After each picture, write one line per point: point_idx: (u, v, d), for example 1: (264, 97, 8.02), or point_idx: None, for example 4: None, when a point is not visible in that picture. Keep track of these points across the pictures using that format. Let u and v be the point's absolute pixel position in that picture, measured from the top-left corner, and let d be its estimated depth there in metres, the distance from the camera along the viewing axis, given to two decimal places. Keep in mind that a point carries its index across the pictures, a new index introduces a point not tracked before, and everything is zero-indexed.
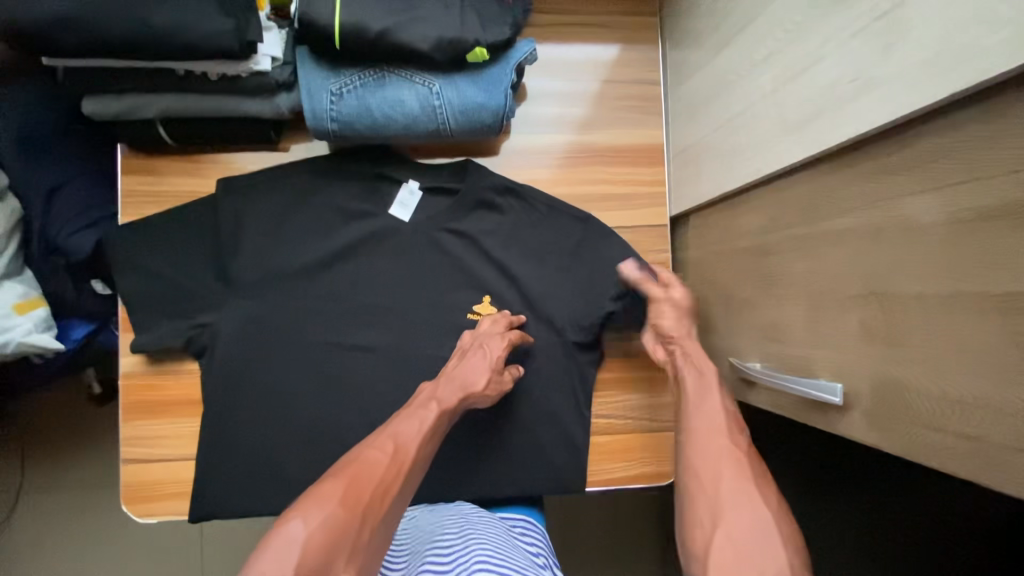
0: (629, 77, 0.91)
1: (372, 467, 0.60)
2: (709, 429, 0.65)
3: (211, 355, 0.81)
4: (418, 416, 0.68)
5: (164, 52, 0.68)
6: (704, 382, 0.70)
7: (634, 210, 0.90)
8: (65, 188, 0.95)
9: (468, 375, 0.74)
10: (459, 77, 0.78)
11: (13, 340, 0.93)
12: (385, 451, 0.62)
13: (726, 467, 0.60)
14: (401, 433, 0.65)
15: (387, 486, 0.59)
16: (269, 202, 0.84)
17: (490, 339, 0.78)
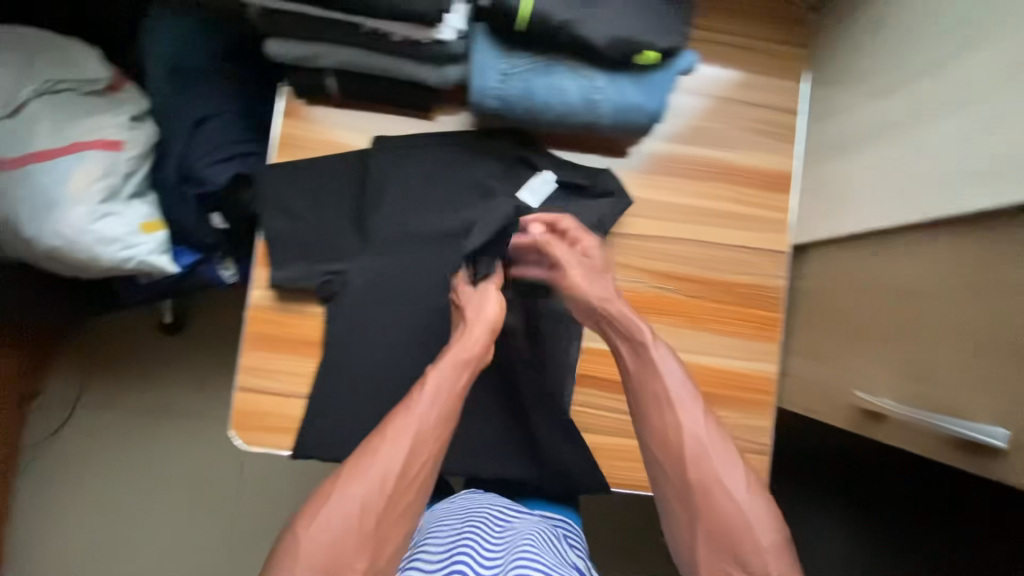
0: (773, 104, 0.93)
1: (387, 468, 0.61)
2: (688, 405, 0.65)
3: (339, 302, 0.84)
4: (429, 403, 0.67)
5: (365, 7, 0.71)
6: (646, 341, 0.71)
7: (759, 233, 0.91)
8: (211, 121, 1.00)
9: (485, 311, 0.78)
10: (624, 77, 0.80)
11: (135, 257, 0.99)
12: (394, 439, 0.63)
13: (699, 449, 0.62)
14: (399, 429, 0.63)
15: (410, 486, 0.62)
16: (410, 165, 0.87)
17: (486, 298, 0.79)
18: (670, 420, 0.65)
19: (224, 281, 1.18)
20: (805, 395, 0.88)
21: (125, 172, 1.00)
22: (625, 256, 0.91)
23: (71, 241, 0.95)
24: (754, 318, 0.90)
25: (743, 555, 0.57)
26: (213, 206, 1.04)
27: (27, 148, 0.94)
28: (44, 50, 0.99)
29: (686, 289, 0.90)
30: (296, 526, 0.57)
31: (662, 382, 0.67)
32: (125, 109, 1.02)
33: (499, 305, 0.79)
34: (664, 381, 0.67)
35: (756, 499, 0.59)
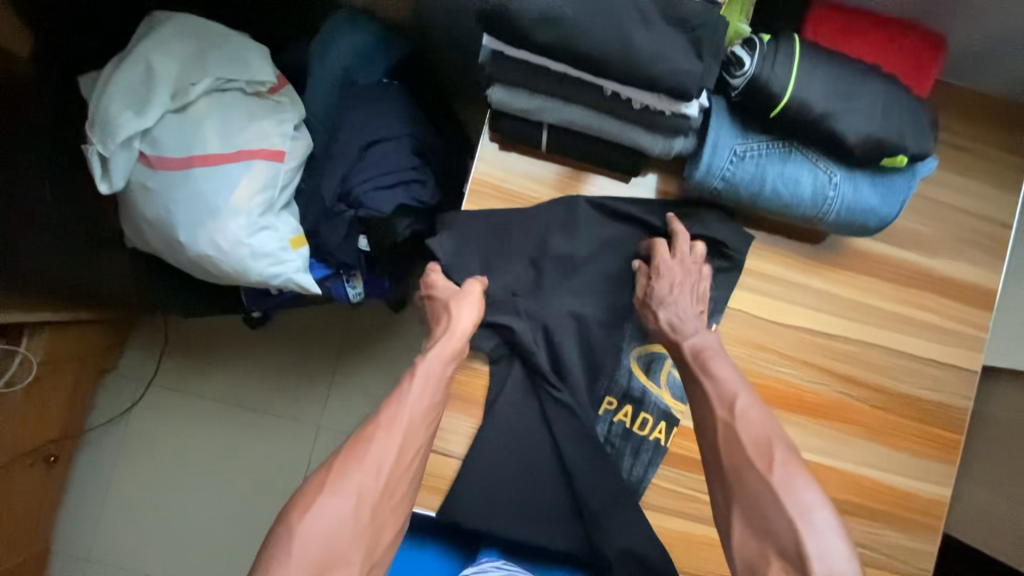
0: (988, 214, 0.87)
1: (380, 460, 0.67)
2: (723, 398, 0.70)
3: (513, 365, 0.82)
4: (412, 399, 0.72)
5: (621, 76, 0.67)
6: (710, 359, 0.73)
7: (952, 348, 0.86)
8: (383, 144, 0.95)
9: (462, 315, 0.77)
10: (860, 175, 0.76)
11: (283, 275, 0.94)
12: (386, 434, 0.68)
13: (735, 438, 0.67)
14: (391, 421, 0.70)
15: (395, 480, 0.68)
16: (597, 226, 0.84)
17: (467, 299, 0.78)
18: (707, 412, 0.70)
19: (348, 298, 1.13)
20: (986, 529, 0.83)
21: (282, 184, 0.95)
22: (811, 355, 0.85)
23: (224, 252, 0.90)
24: (933, 436, 0.86)
25: (777, 534, 0.60)
26: (365, 229, 0.99)
27: (193, 151, 0.89)
28: (216, 45, 0.93)
29: (870, 398, 0.85)
30: (285, 520, 0.63)
31: (710, 384, 0.71)
32: (287, 116, 0.96)
33: (477, 313, 0.77)
34: (709, 378, 0.72)
35: (793, 480, 0.63)
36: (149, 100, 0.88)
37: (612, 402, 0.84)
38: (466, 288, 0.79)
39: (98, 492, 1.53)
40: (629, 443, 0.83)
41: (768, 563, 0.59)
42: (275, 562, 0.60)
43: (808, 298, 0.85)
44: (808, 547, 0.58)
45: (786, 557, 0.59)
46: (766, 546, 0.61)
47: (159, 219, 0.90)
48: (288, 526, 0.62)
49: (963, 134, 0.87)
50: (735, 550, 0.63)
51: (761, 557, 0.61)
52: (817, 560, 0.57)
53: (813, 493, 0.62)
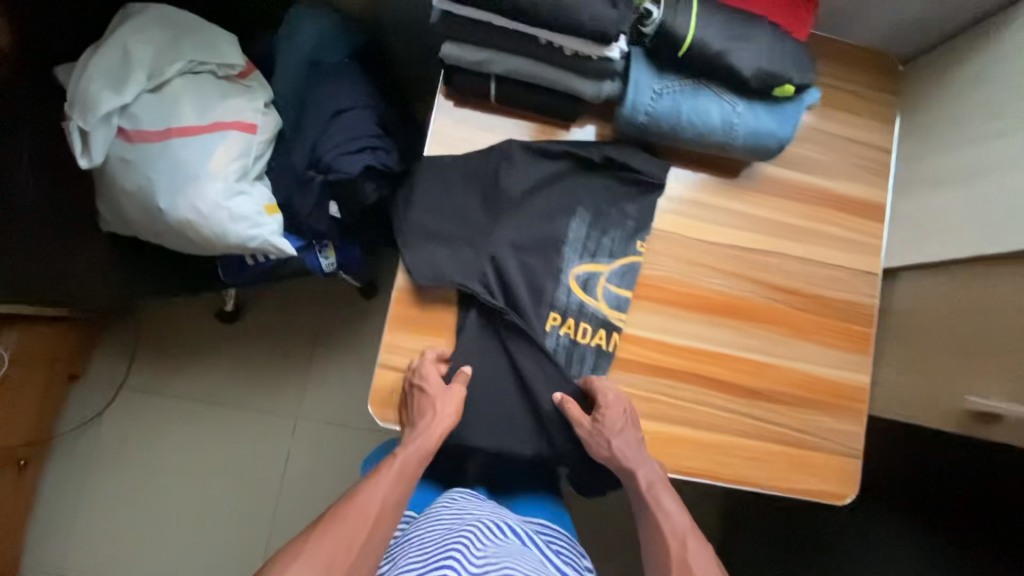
0: (871, 142, 1.03)
1: (351, 536, 0.75)
2: (676, 533, 0.81)
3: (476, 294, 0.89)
4: (385, 481, 0.82)
5: (553, 24, 0.79)
6: (661, 490, 0.85)
7: (855, 254, 1.01)
8: (347, 114, 1.05)
9: (442, 406, 0.85)
10: (758, 106, 0.90)
11: (260, 237, 1.01)
12: (358, 514, 0.78)
13: (689, 565, 0.77)
14: (366, 499, 0.79)
15: (363, 560, 0.74)
16: (534, 167, 0.93)
17: (451, 395, 0.86)
18: (663, 545, 0.80)
19: (321, 269, 1.19)
20: (899, 403, 0.95)
21: (255, 154, 1.03)
22: (739, 267, 0.97)
23: (203, 216, 0.97)
24: (848, 331, 0.99)
25: None
26: (334, 194, 1.08)
27: (170, 124, 0.96)
28: (188, 33, 1.02)
29: (792, 301, 0.98)
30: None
31: (662, 516, 0.83)
32: (257, 94, 1.05)
33: (458, 404, 0.86)
34: (660, 511, 0.84)
35: None
36: (127, 80, 0.95)
37: (557, 317, 0.91)
38: (449, 387, 0.87)
39: (70, 499, 1.50)
40: (576, 352, 0.92)
41: None
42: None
43: (731, 219, 0.98)
44: None
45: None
46: None
47: (138, 190, 0.96)
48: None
49: (842, 77, 1.04)
50: None
51: None
52: None
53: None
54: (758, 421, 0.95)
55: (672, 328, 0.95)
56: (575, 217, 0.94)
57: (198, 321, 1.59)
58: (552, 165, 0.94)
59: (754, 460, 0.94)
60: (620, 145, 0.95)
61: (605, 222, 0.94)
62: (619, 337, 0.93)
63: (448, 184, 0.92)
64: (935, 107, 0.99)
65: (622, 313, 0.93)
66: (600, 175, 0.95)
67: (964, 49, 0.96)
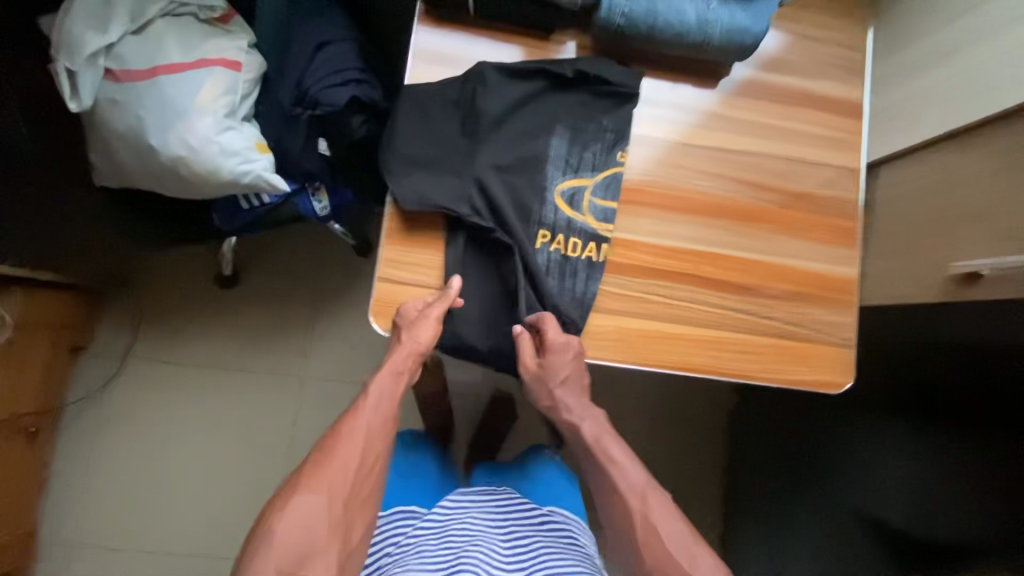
0: (846, 41, 1.05)
1: (346, 462, 0.74)
2: (634, 491, 0.78)
3: (461, 215, 0.89)
4: (370, 406, 0.81)
5: None
6: (609, 441, 0.84)
7: (837, 151, 1.03)
8: (328, 48, 1.06)
9: (422, 329, 0.86)
10: (730, 3, 0.92)
11: (252, 172, 1.02)
12: (348, 443, 0.76)
13: (650, 523, 0.75)
14: (354, 427, 0.78)
15: (358, 483, 0.74)
16: (509, 87, 0.91)
17: (428, 320, 0.86)
18: (621, 501, 0.78)
19: (315, 213, 1.21)
20: (887, 288, 0.97)
21: (241, 92, 1.04)
22: (723, 168, 0.99)
23: (195, 152, 0.98)
24: (835, 226, 1.01)
25: None
26: (323, 130, 1.10)
27: (155, 62, 0.98)
28: None
29: (778, 199, 1.00)
30: (262, 522, 0.69)
31: (615, 470, 0.81)
32: (240, 35, 1.06)
33: (437, 327, 0.86)
34: (613, 467, 0.81)
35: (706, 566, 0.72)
36: (109, 20, 0.96)
37: (546, 234, 0.92)
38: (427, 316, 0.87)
39: (80, 470, 1.51)
40: (567, 267, 0.92)
41: None
42: (255, 560, 0.66)
43: (713, 122, 1.00)
44: None
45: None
46: None
47: (129, 130, 0.98)
48: (264, 526, 0.68)
49: None
50: None
51: None
52: None
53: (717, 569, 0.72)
54: (752, 315, 0.97)
55: (661, 230, 0.96)
56: (555, 135, 0.93)
57: (197, 290, 1.60)
58: (528, 84, 0.93)
59: (751, 353, 0.96)
60: (590, 59, 0.94)
61: (585, 137, 0.94)
62: (610, 247, 0.94)
63: (423, 113, 0.90)
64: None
65: (610, 225, 0.94)
66: (576, 91, 0.95)
67: None
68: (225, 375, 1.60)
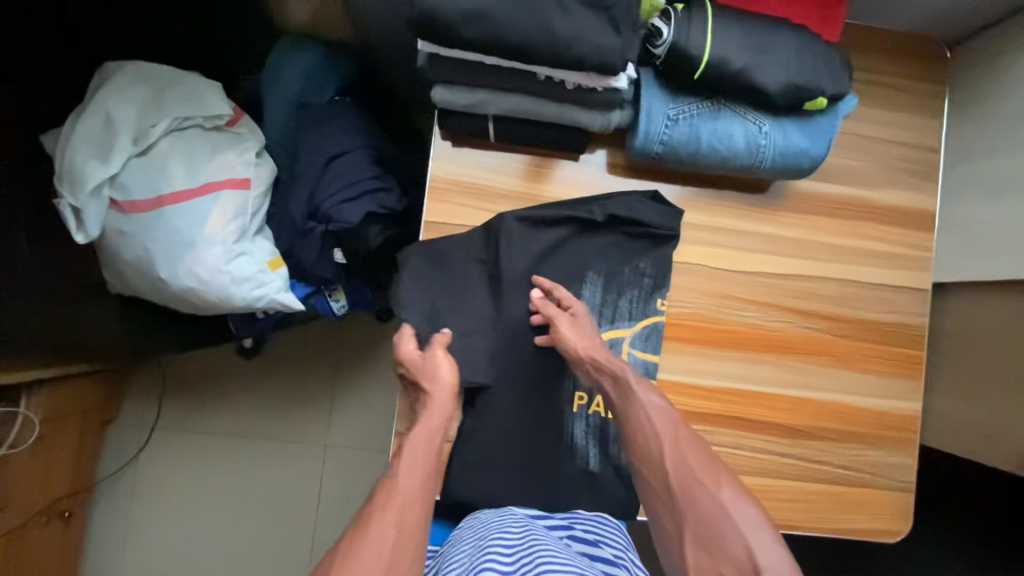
0: (916, 142, 0.93)
1: (389, 529, 0.62)
2: (665, 424, 0.74)
3: (484, 388, 0.84)
4: (408, 459, 0.72)
5: (553, 62, 0.71)
6: (633, 383, 0.78)
7: (902, 270, 0.92)
8: (342, 159, 1.00)
9: (434, 370, 0.80)
10: (787, 122, 0.81)
11: (265, 296, 0.98)
12: (388, 507, 0.65)
13: (679, 459, 0.70)
14: (397, 487, 0.68)
15: (399, 555, 0.61)
16: (531, 240, 0.85)
17: (436, 363, 0.80)
18: (647, 437, 0.74)
19: (333, 313, 1.16)
20: (960, 437, 0.88)
21: (252, 210, 0.99)
22: (772, 296, 0.90)
23: (206, 283, 0.94)
24: (897, 355, 0.92)
25: (724, 541, 0.63)
26: (337, 241, 1.03)
27: (161, 189, 0.93)
28: (169, 87, 0.97)
29: (831, 328, 0.91)
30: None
31: (638, 407, 0.76)
32: (249, 145, 1.00)
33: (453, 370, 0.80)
34: (639, 406, 0.76)
35: (737, 497, 0.66)
36: (112, 147, 0.91)
37: (583, 396, 0.87)
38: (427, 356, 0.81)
39: (115, 540, 1.54)
40: (609, 431, 0.87)
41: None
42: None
43: (763, 244, 0.90)
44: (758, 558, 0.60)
45: (737, 564, 0.61)
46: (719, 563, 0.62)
47: (139, 260, 0.94)
48: None
49: (881, 71, 0.93)
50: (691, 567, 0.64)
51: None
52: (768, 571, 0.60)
53: (746, 501, 0.65)
54: (800, 459, 0.89)
55: (702, 369, 0.89)
56: (587, 283, 0.88)
57: (222, 357, 1.60)
58: (554, 233, 0.86)
59: (798, 502, 0.89)
60: (623, 198, 0.87)
61: (620, 284, 0.88)
62: None
63: (442, 272, 0.85)
64: (991, 99, 0.88)
65: (651, 377, 0.87)
66: (609, 233, 0.88)
67: None
68: (250, 444, 1.60)
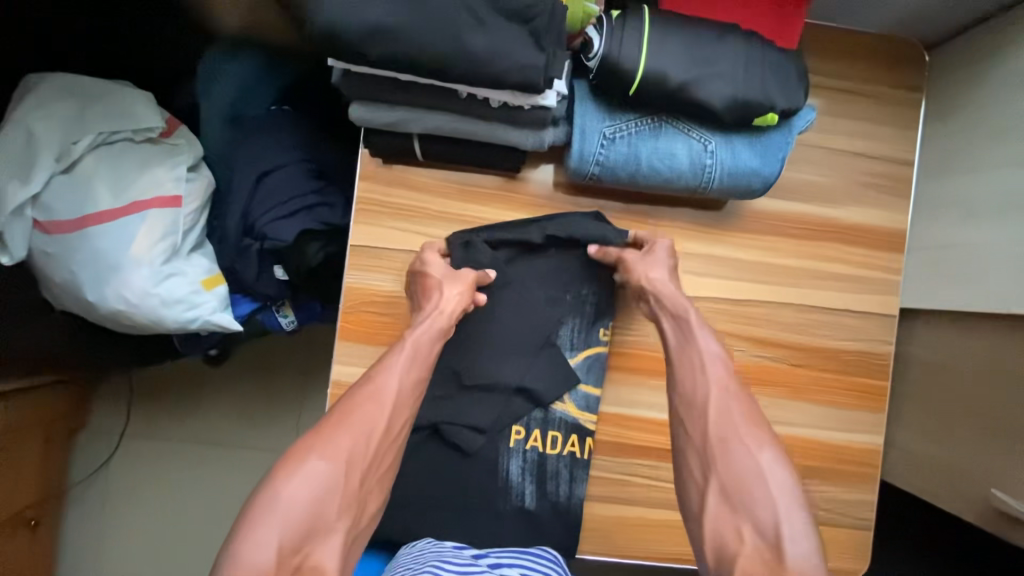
0: (886, 154, 0.86)
1: (367, 429, 0.65)
2: (715, 370, 0.69)
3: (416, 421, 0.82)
4: (396, 367, 0.70)
5: (470, 80, 0.65)
6: (694, 325, 0.73)
7: (868, 294, 0.86)
8: (275, 174, 0.95)
9: (452, 283, 0.77)
10: (736, 139, 0.74)
11: (199, 318, 0.95)
12: (366, 403, 0.66)
13: (721, 410, 0.66)
14: (380, 389, 0.68)
15: (369, 456, 0.64)
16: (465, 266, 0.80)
17: (459, 280, 0.77)
18: (697, 382, 0.69)
19: (282, 328, 1.12)
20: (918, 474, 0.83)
21: (184, 228, 0.95)
22: (723, 323, 0.85)
23: (135, 306, 0.91)
24: (859, 385, 0.86)
25: (754, 509, 0.59)
26: (277, 258, 0.99)
27: (86, 210, 0.89)
28: (95, 99, 0.93)
29: (788, 356, 0.85)
30: (267, 487, 0.59)
31: (694, 354, 0.71)
32: (181, 158, 0.96)
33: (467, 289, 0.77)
34: (694, 351, 0.71)
35: (773, 466, 0.62)
36: (32, 166, 0.87)
37: (520, 431, 0.83)
38: (456, 274, 0.78)
39: (88, 545, 1.54)
40: (547, 467, 0.82)
41: (742, 540, 0.58)
42: (251, 532, 0.56)
43: (714, 268, 0.84)
44: (784, 528, 0.57)
45: (760, 525, 0.59)
46: (740, 521, 0.60)
47: (66, 282, 0.90)
48: (268, 496, 0.58)
49: (850, 76, 0.85)
50: (706, 522, 0.62)
51: (733, 532, 0.60)
52: (789, 541, 0.57)
53: (782, 467, 0.62)
54: None
55: (643, 401, 0.85)
56: (527, 309, 0.83)
57: (189, 364, 1.58)
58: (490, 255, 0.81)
59: None
60: (563, 219, 0.81)
61: (562, 309, 0.84)
62: (594, 440, 0.84)
63: (371, 300, 0.81)
64: (967, 108, 0.80)
65: (592, 413, 0.83)
66: (550, 254, 0.83)
67: (1009, 31, 0.75)
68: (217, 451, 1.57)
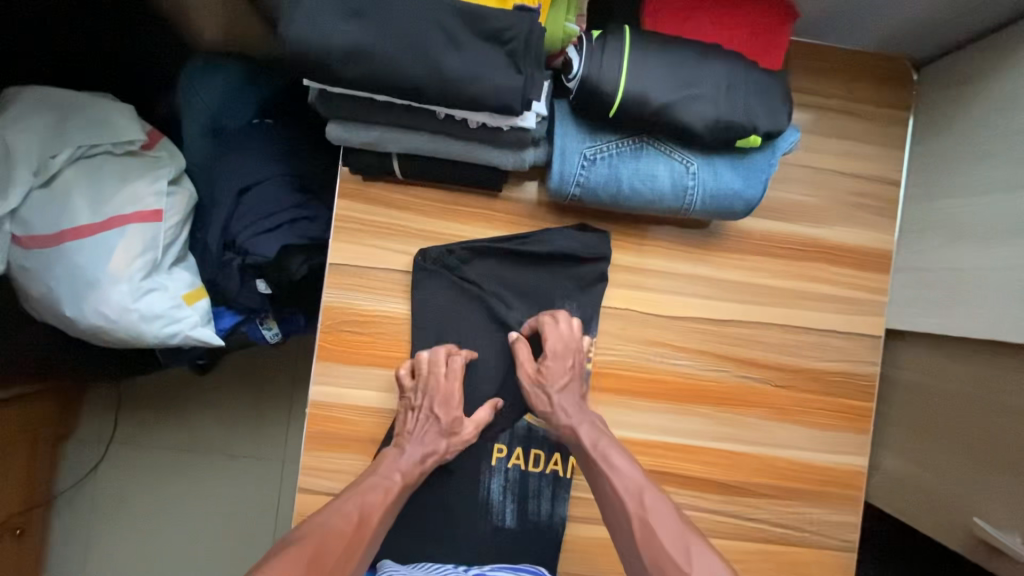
0: (872, 174, 0.85)
1: (342, 537, 0.63)
2: (632, 491, 0.68)
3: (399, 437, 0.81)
4: (372, 485, 0.71)
5: (447, 102, 0.64)
6: (604, 444, 0.73)
7: (852, 315, 0.85)
8: (257, 188, 0.94)
9: (450, 391, 0.77)
10: (718, 160, 0.73)
11: (179, 333, 0.94)
12: (342, 519, 0.65)
13: (648, 531, 0.64)
14: (365, 500, 0.69)
15: (338, 568, 0.61)
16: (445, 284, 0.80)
17: (454, 381, 0.78)
18: (617, 508, 0.68)
19: (266, 340, 1.10)
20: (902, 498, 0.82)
21: (165, 242, 0.94)
22: (706, 344, 0.84)
23: (113, 321, 0.90)
24: (843, 406, 0.85)
25: None
26: (258, 272, 0.97)
27: (64, 224, 0.88)
28: (74, 112, 0.92)
29: (772, 377, 0.85)
30: None
31: (611, 476, 0.70)
32: (162, 172, 0.95)
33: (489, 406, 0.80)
34: (609, 470, 0.71)
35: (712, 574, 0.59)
36: (9, 180, 0.86)
37: (502, 449, 0.82)
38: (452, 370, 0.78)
39: (75, 554, 1.54)
40: (528, 486, 0.82)
41: None
42: None
43: (698, 287, 0.84)
44: None
45: None
46: None
47: (44, 298, 0.89)
48: None
49: (837, 94, 0.85)
50: None
51: None
52: None
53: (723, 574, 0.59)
54: (730, 517, 0.84)
55: (623, 421, 0.83)
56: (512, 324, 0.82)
57: (176, 373, 1.57)
58: (470, 271, 0.81)
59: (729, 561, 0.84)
60: (546, 234, 0.81)
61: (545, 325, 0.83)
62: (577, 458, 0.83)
63: (350, 320, 0.80)
64: (953, 128, 0.80)
65: None
66: (533, 272, 0.82)
67: (994, 52, 0.75)
68: (204, 460, 1.56)
